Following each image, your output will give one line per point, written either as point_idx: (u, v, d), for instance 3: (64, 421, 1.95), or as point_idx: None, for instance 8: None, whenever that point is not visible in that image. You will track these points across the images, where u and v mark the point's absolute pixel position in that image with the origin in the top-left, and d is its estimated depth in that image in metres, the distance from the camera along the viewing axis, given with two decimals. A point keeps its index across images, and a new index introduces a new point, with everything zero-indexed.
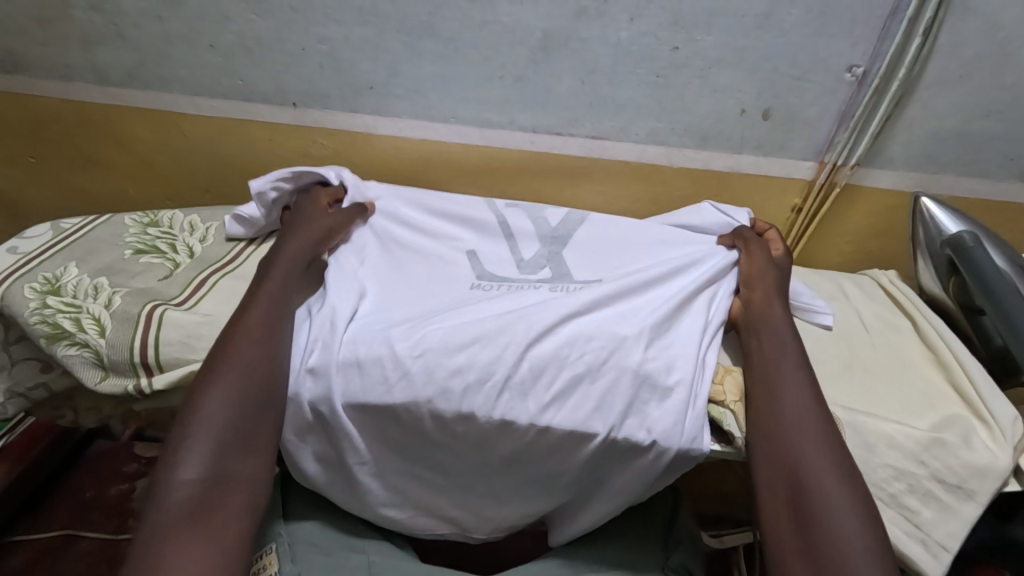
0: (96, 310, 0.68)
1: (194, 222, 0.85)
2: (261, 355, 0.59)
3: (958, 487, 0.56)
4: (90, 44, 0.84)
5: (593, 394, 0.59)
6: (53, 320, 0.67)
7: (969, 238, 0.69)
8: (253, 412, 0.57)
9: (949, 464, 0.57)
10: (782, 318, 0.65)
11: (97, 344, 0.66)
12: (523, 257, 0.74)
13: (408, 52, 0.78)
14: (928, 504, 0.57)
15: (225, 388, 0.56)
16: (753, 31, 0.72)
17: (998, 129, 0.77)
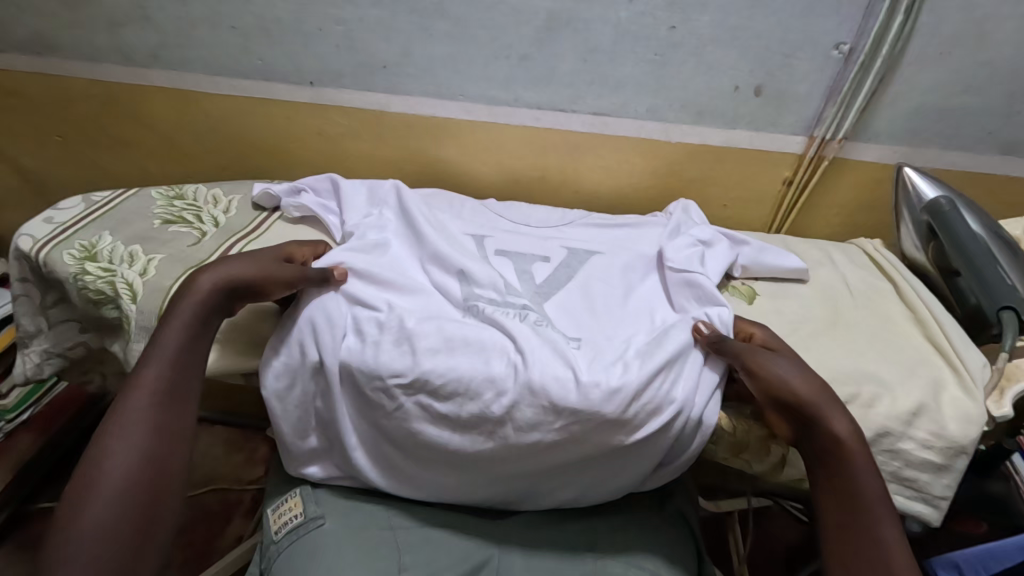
0: (130, 276, 0.73)
1: (218, 195, 0.89)
2: (141, 464, 0.48)
3: (948, 445, 0.60)
4: (117, 26, 0.88)
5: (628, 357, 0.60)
6: (94, 286, 0.72)
7: (945, 203, 0.74)
8: (133, 545, 0.45)
9: (931, 419, 0.61)
10: (806, 388, 0.57)
11: (129, 310, 0.71)
12: (512, 283, 0.71)
13: (419, 33, 0.83)
14: (923, 465, 0.61)
15: (91, 519, 0.44)
16: (745, 10, 0.76)
17: (977, 104, 0.82)
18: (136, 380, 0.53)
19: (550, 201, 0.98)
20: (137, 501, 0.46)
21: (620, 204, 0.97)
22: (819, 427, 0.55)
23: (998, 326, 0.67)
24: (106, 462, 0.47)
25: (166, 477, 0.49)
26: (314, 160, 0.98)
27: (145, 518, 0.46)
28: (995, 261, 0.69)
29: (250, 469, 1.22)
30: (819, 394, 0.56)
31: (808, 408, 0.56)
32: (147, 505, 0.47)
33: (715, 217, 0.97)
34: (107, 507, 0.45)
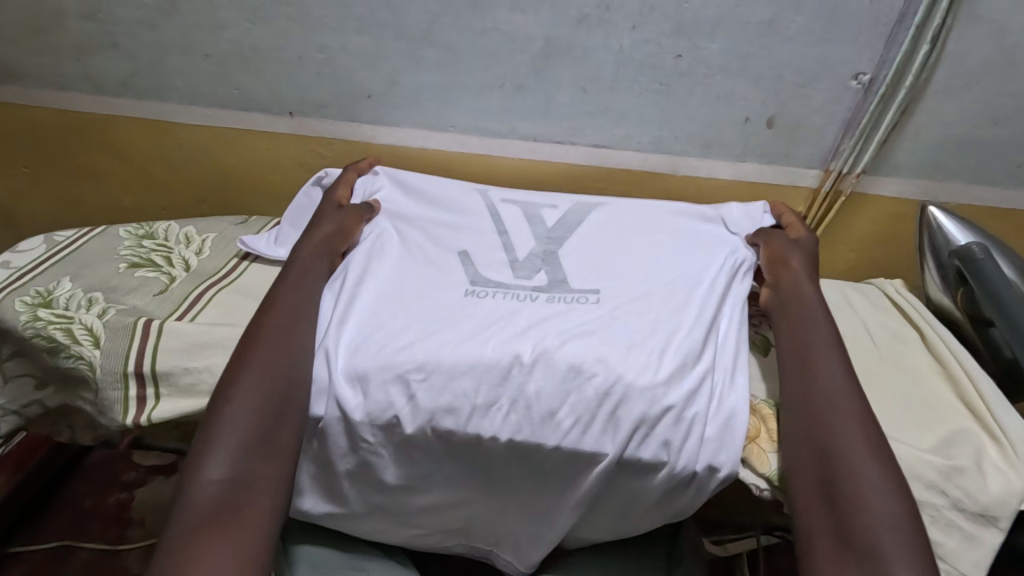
0: (88, 320, 0.67)
1: (190, 234, 0.83)
2: (280, 358, 0.59)
3: (981, 515, 0.55)
4: (83, 53, 0.82)
5: (623, 426, 0.57)
6: (45, 333, 0.66)
7: (978, 249, 0.68)
8: (271, 415, 0.56)
9: (966, 490, 0.56)
10: (816, 299, 0.66)
11: (92, 355, 0.65)
12: (516, 257, 0.71)
13: (407, 61, 0.77)
14: (952, 534, 0.56)
15: (239, 394, 0.57)
16: (757, 38, 0.71)
17: (1005, 137, 0.76)
18: (274, 297, 0.65)
19: None
20: (275, 383, 0.58)
21: None
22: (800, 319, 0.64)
23: None
24: (255, 362, 0.59)
25: (300, 369, 0.60)
26: (296, 193, 0.92)
27: (282, 397, 0.57)
28: None
29: None
30: (818, 296, 0.66)
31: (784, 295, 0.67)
32: (283, 389, 0.58)
33: None
34: (253, 386, 0.57)
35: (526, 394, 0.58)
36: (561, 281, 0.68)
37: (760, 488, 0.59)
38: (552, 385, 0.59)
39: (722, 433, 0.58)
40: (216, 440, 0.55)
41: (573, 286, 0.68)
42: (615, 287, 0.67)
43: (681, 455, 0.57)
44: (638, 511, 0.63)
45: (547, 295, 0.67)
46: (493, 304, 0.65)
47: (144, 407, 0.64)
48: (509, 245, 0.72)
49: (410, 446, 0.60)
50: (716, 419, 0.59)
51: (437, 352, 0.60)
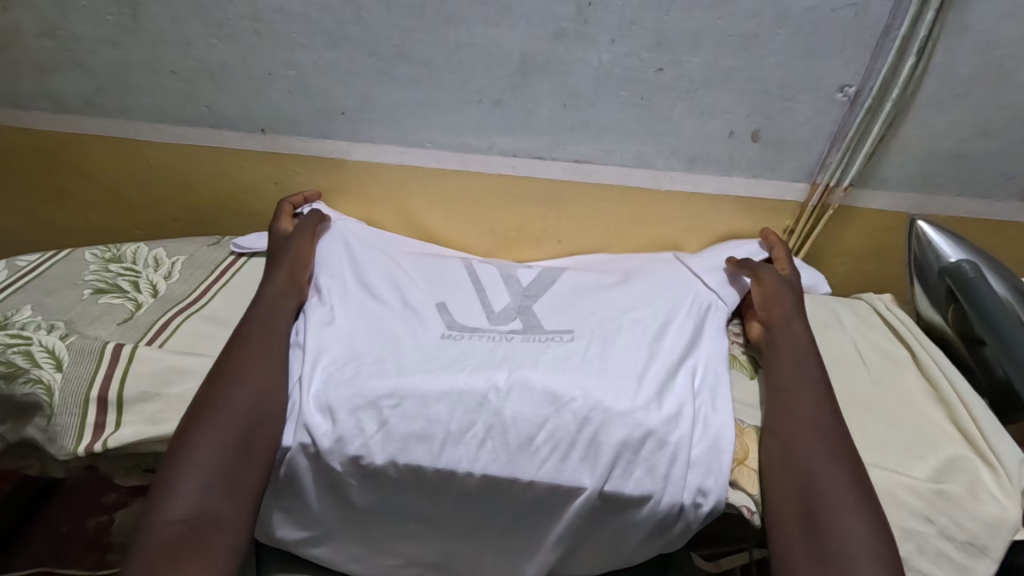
0: (49, 341, 0.64)
1: (159, 256, 0.81)
2: (250, 388, 0.58)
3: (970, 544, 0.53)
4: (45, 71, 0.79)
5: (605, 451, 0.55)
6: (3, 358, 0.62)
7: (969, 268, 0.67)
8: (238, 449, 0.54)
9: (956, 519, 0.54)
10: (804, 334, 0.66)
11: (51, 379, 0.62)
12: (494, 310, 0.71)
13: (380, 76, 0.75)
14: (941, 565, 0.54)
15: (207, 430, 0.55)
16: (740, 51, 0.69)
17: (995, 149, 0.74)
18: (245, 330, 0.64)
19: (528, 254, 0.90)
20: (243, 415, 0.56)
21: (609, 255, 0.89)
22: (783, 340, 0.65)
23: None
24: (224, 392, 0.58)
25: (272, 400, 0.58)
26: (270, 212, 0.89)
27: (250, 430, 0.56)
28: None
29: None
30: (805, 329, 0.66)
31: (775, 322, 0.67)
32: (250, 422, 0.56)
33: None
34: (222, 418, 0.56)
35: (506, 424, 0.56)
36: (536, 325, 0.68)
37: (749, 513, 0.56)
38: (529, 410, 0.57)
39: (711, 458, 0.56)
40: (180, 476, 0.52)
41: (546, 329, 0.67)
42: (587, 328, 0.67)
43: (668, 484, 0.55)
44: (620, 546, 0.61)
45: (523, 336, 0.66)
46: (469, 346, 0.64)
47: (101, 434, 0.60)
48: (485, 299, 0.72)
49: (379, 478, 0.58)
50: (705, 446, 0.56)
51: (414, 379, 0.59)
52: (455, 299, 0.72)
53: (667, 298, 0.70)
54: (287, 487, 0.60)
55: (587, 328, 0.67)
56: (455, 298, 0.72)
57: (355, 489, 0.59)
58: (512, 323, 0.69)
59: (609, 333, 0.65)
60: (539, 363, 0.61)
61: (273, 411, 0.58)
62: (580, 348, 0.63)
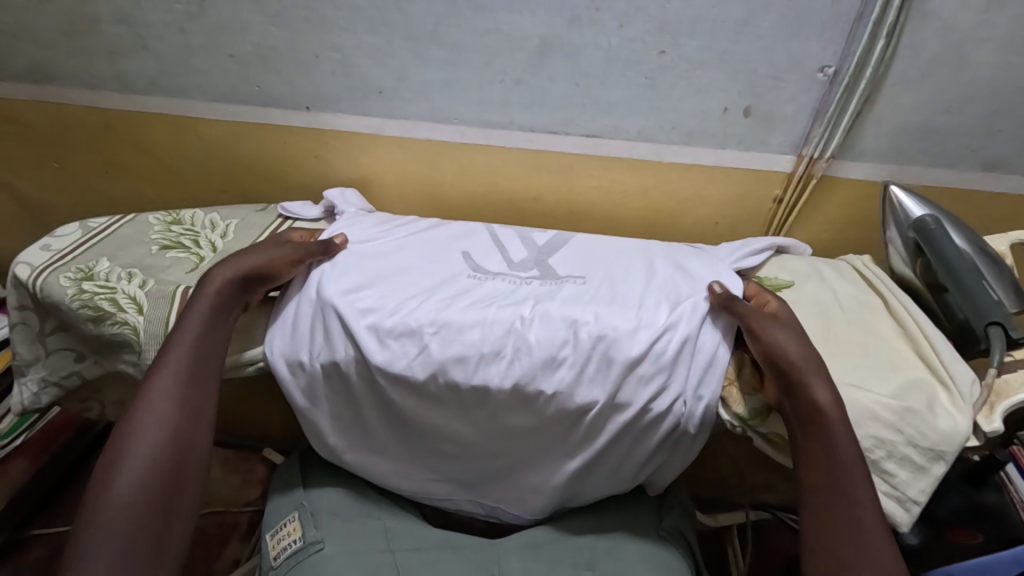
0: (130, 290, 0.74)
1: (214, 220, 0.90)
2: (176, 408, 0.58)
3: (930, 449, 0.62)
4: (115, 55, 0.89)
5: (615, 362, 0.64)
6: (93, 302, 0.72)
7: (931, 221, 0.76)
8: (169, 483, 0.54)
9: (920, 429, 0.62)
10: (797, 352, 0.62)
11: (137, 321, 0.71)
12: (514, 259, 0.80)
13: (413, 59, 0.84)
14: (904, 467, 0.63)
15: (131, 472, 0.53)
16: (732, 35, 0.78)
17: (959, 123, 0.84)
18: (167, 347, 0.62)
19: (541, 222, 0.99)
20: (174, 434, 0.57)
21: (614, 221, 0.98)
22: (803, 391, 0.59)
23: (986, 341, 0.68)
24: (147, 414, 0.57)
25: (195, 423, 0.59)
26: (310, 184, 0.99)
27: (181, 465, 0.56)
28: (981, 280, 0.71)
29: (247, 491, 1.21)
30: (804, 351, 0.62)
31: (795, 371, 0.60)
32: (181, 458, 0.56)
33: (708, 236, 0.98)
34: (147, 453, 0.55)
35: (529, 347, 0.65)
36: (552, 272, 0.77)
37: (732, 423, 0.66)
38: (549, 335, 0.65)
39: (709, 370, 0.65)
40: (105, 501, 0.51)
41: (560, 276, 0.76)
42: (597, 275, 0.76)
43: (671, 386, 0.64)
44: (630, 470, 0.71)
45: (540, 280, 0.75)
46: (496, 285, 0.74)
47: None
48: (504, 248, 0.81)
49: (423, 394, 0.67)
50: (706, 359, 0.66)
51: (449, 313, 0.67)
52: (477, 249, 0.81)
53: (664, 255, 0.80)
54: (348, 403, 0.71)
55: (597, 275, 0.76)
56: (477, 247, 0.82)
57: (401, 404, 0.68)
58: (530, 270, 0.78)
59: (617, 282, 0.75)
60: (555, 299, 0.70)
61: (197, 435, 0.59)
62: (590, 289, 0.72)
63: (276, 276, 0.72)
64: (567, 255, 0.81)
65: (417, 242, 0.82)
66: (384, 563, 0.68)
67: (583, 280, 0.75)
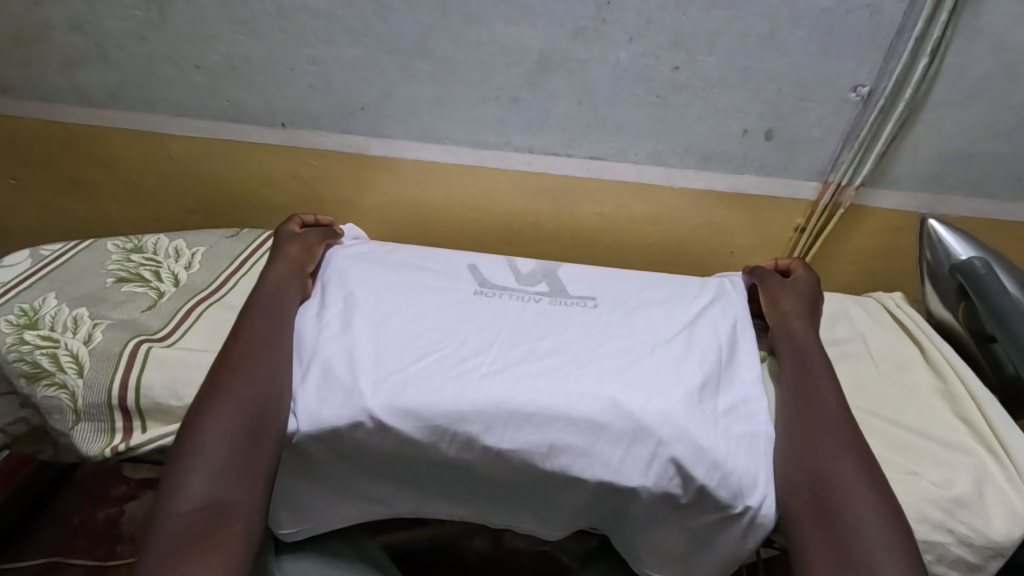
0: (74, 345, 0.66)
1: (180, 247, 0.82)
2: (259, 370, 0.59)
3: (989, 547, 0.53)
4: (72, 65, 0.81)
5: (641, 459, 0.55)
6: (30, 358, 0.64)
7: (980, 264, 0.67)
8: (251, 427, 0.55)
9: (973, 526, 0.54)
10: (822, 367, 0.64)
11: (75, 385, 0.63)
12: (522, 271, 0.78)
13: (400, 73, 0.76)
14: (957, 568, 0.54)
15: (213, 423, 0.55)
16: (756, 51, 0.70)
17: (1005, 150, 0.75)
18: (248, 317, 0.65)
19: (539, 250, 0.91)
20: (256, 391, 0.57)
21: (618, 249, 0.90)
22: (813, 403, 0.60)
23: None
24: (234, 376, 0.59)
25: (275, 383, 0.59)
26: (288, 206, 0.91)
27: (258, 419, 0.56)
28: None
29: None
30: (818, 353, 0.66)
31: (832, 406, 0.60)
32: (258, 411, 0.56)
33: (722, 266, 0.90)
34: (229, 407, 0.56)
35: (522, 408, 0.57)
36: (561, 290, 0.74)
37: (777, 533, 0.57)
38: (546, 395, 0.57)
39: (753, 479, 0.56)
40: (192, 460, 0.53)
41: (571, 294, 0.73)
42: (609, 296, 0.73)
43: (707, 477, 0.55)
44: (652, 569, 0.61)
45: (550, 299, 0.72)
46: (501, 302, 0.71)
47: (128, 437, 0.63)
48: (513, 263, 0.78)
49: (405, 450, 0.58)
50: (754, 464, 0.57)
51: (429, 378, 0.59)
52: (484, 263, 0.78)
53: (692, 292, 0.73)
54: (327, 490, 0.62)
55: (608, 294, 0.73)
56: (485, 262, 0.79)
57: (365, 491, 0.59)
58: (539, 284, 0.75)
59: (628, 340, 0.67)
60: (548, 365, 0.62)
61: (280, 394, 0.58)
62: (604, 314, 0.69)
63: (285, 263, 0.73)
64: (576, 273, 0.78)
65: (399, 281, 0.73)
66: None
67: (595, 300, 0.72)
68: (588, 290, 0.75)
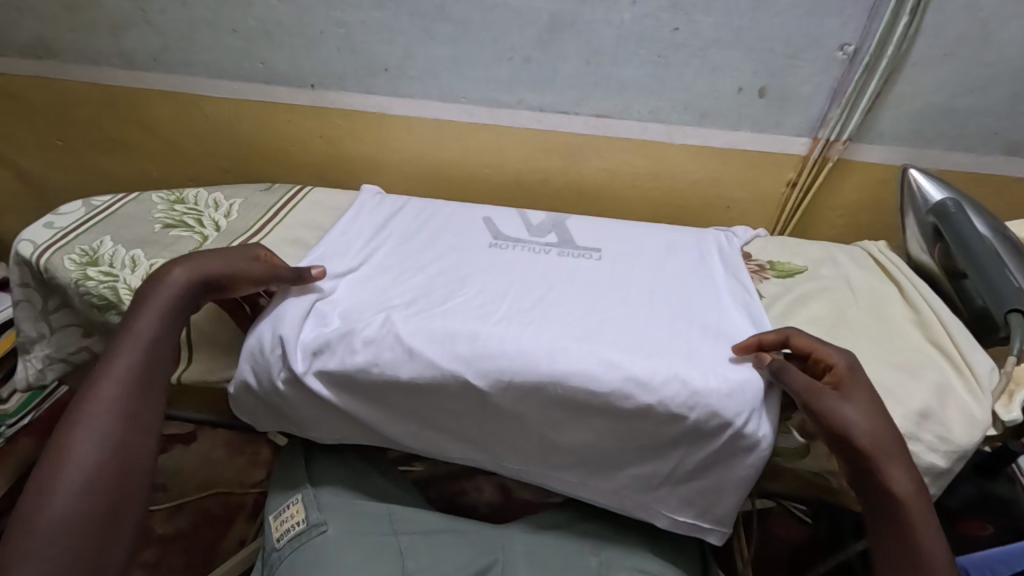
0: (133, 281, 0.73)
1: (218, 199, 0.89)
2: (113, 441, 0.52)
3: (953, 451, 0.59)
4: (118, 30, 0.87)
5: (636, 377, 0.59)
6: (96, 291, 0.71)
7: (952, 206, 0.74)
8: (103, 513, 0.48)
9: (935, 430, 0.60)
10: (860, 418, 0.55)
11: None
12: (533, 223, 0.84)
13: (421, 35, 0.82)
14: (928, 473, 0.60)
15: (54, 508, 0.47)
16: (749, 12, 0.76)
17: (983, 105, 0.81)
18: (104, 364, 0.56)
19: (548, 204, 0.98)
20: (107, 472, 0.50)
21: (622, 205, 0.96)
22: (879, 472, 0.53)
23: (1005, 328, 0.66)
24: (77, 447, 0.50)
25: (128, 461, 0.52)
26: (314, 165, 0.98)
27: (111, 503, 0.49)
28: (1004, 266, 0.69)
29: (253, 473, 1.21)
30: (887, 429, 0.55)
31: (870, 450, 0.54)
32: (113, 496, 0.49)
33: (718, 218, 0.97)
34: (78, 484, 0.48)
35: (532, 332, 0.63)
36: (569, 240, 0.81)
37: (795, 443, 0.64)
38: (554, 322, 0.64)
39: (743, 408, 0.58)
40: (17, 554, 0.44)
41: (578, 245, 0.80)
42: (612, 245, 0.80)
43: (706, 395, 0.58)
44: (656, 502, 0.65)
45: (558, 249, 0.79)
46: (515, 250, 0.78)
47: (177, 367, 0.72)
48: (524, 213, 0.85)
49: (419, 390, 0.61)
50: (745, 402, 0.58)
51: (439, 308, 0.66)
52: (498, 215, 0.85)
53: (688, 248, 0.80)
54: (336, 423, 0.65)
55: (611, 243, 0.80)
56: (498, 215, 0.85)
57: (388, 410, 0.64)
58: (548, 236, 0.81)
59: (632, 277, 0.74)
60: (551, 297, 0.69)
61: (135, 470, 0.52)
62: (606, 265, 0.76)
63: (234, 289, 0.66)
64: (579, 224, 0.84)
65: (421, 231, 0.80)
66: (386, 546, 0.64)
67: (600, 252, 0.78)
68: (593, 240, 0.81)
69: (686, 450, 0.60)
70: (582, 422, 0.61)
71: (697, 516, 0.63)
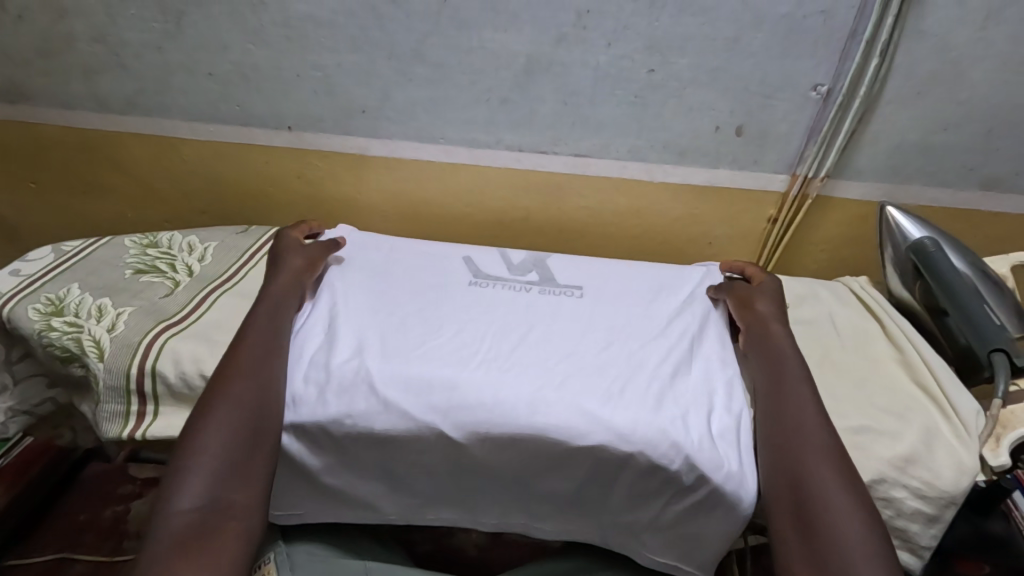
0: (97, 332, 0.71)
1: (193, 242, 0.87)
2: (255, 385, 0.60)
3: (940, 497, 0.59)
4: (92, 75, 0.87)
5: (617, 425, 0.58)
6: (60, 344, 0.70)
7: (930, 243, 0.74)
8: (249, 439, 0.57)
9: (922, 476, 0.59)
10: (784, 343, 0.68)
11: (96, 369, 0.68)
12: (513, 262, 0.82)
13: (398, 78, 0.82)
14: (914, 519, 0.60)
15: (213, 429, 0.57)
16: (723, 53, 0.76)
17: (957, 142, 0.82)
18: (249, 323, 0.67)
19: (529, 243, 0.97)
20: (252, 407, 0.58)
21: (604, 242, 0.96)
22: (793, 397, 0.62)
23: (989, 368, 0.66)
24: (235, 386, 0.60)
25: (272, 396, 0.59)
26: (292, 205, 0.97)
27: (256, 421, 0.57)
28: (983, 304, 0.69)
29: None
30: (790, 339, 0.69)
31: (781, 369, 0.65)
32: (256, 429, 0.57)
33: (699, 255, 0.96)
34: (231, 415, 0.58)
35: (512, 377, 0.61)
36: (550, 277, 0.79)
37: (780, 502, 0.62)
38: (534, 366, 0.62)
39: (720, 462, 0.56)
40: (188, 466, 0.54)
41: (560, 282, 0.78)
42: (595, 283, 0.78)
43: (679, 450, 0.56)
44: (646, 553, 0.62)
45: (540, 288, 0.77)
46: (497, 291, 0.76)
47: (143, 422, 0.68)
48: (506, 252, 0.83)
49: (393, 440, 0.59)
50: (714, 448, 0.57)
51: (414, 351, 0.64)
52: (479, 254, 0.83)
53: (672, 286, 0.77)
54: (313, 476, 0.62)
55: (593, 281, 0.78)
56: (480, 254, 0.83)
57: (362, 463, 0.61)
58: (530, 274, 0.80)
59: (614, 318, 0.72)
60: (529, 339, 0.68)
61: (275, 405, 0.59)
62: (588, 305, 0.74)
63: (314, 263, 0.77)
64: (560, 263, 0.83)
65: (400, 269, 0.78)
66: None
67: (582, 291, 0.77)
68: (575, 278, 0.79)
69: (674, 497, 0.58)
70: (561, 473, 0.59)
71: (676, 559, 0.61)
